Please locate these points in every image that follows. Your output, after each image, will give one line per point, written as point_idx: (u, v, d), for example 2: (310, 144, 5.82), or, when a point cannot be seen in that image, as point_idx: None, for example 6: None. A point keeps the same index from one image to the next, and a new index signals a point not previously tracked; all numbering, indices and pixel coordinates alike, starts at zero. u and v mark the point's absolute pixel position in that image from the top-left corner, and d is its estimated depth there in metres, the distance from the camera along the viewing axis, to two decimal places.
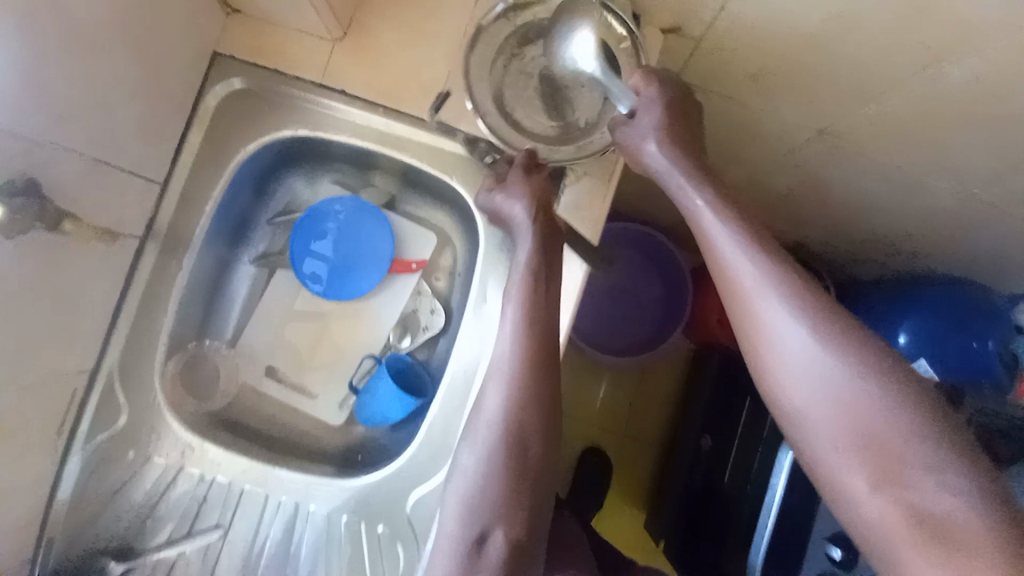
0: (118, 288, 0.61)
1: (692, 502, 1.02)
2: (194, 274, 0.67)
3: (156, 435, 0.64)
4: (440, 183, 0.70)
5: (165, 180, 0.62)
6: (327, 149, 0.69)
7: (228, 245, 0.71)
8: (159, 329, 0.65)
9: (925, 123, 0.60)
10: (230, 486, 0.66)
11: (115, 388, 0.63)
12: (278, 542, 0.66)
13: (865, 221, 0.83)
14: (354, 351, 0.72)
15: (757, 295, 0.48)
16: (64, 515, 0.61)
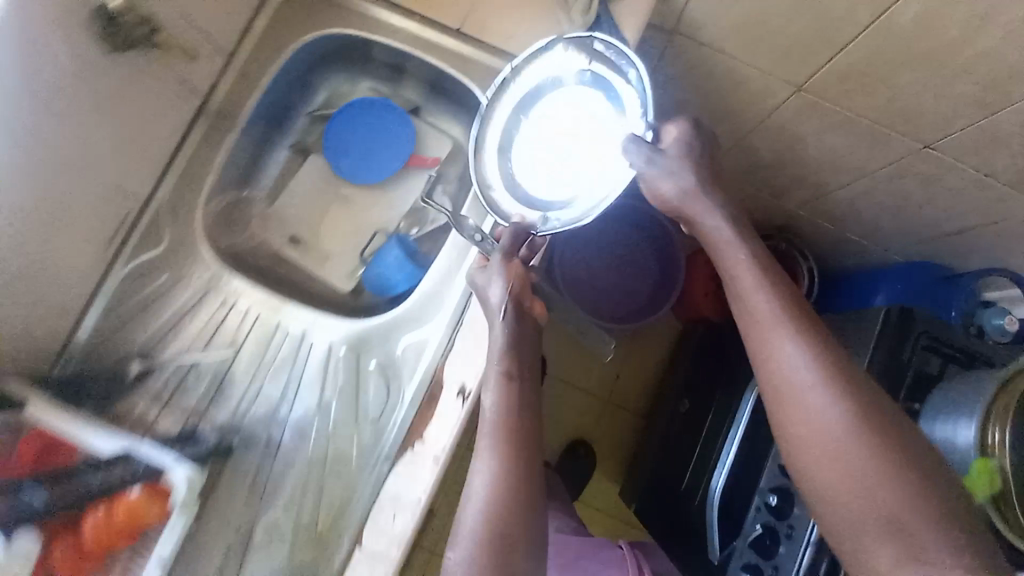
0: (173, 145, 0.65)
1: (666, 464, 1.07)
2: (241, 142, 0.70)
3: (189, 263, 0.66)
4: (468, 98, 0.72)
5: (226, 59, 0.66)
6: (369, 52, 0.72)
7: (269, 129, 0.74)
8: (201, 181, 0.67)
9: (907, 108, 0.70)
10: (246, 316, 0.66)
11: (156, 224, 0.65)
12: (278, 375, 0.65)
13: (869, 198, 0.89)
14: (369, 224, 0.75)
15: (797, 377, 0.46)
16: (86, 327, 0.62)
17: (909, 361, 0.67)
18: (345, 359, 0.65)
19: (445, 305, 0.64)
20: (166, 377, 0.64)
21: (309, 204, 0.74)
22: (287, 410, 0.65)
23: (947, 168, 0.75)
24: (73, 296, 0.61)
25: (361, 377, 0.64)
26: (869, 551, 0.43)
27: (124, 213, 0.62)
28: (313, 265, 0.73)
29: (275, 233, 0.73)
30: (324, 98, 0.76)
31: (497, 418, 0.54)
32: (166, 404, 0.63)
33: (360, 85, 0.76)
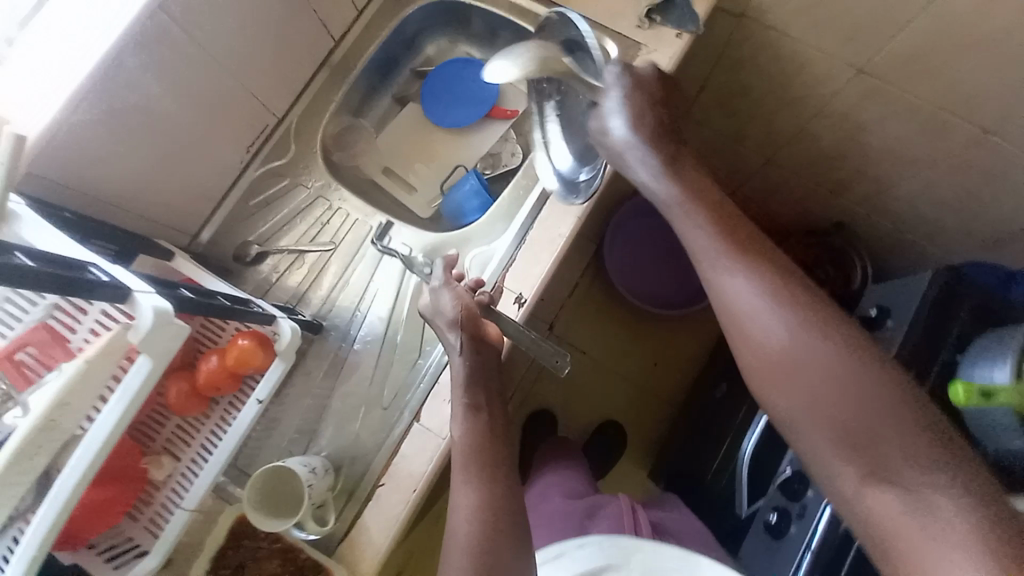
0: (299, 86, 0.79)
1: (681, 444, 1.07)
2: (354, 90, 0.83)
3: (306, 172, 0.81)
4: None
5: (350, 20, 0.80)
6: (471, 18, 0.83)
7: (379, 79, 0.86)
8: (322, 116, 0.81)
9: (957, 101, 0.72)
10: (346, 220, 0.81)
11: (283, 143, 0.80)
12: (365, 271, 0.79)
13: (930, 201, 0.89)
14: (447, 164, 0.87)
15: (730, 285, 0.49)
16: (225, 215, 0.78)
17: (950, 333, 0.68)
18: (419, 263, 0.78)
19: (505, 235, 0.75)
20: (275, 263, 0.79)
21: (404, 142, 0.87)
22: (368, 302, 0.78)
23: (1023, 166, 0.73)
24: (215, 191, 0.76)
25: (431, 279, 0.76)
26: (839, 478, 0.44)
27: (257, 132, 0.78)
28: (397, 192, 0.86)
29: (372, 163, 0.86)
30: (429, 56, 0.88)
31: (463, 381, 0.62)
32: (275, 284, 0.79)
33: (459, 48, 0.88)
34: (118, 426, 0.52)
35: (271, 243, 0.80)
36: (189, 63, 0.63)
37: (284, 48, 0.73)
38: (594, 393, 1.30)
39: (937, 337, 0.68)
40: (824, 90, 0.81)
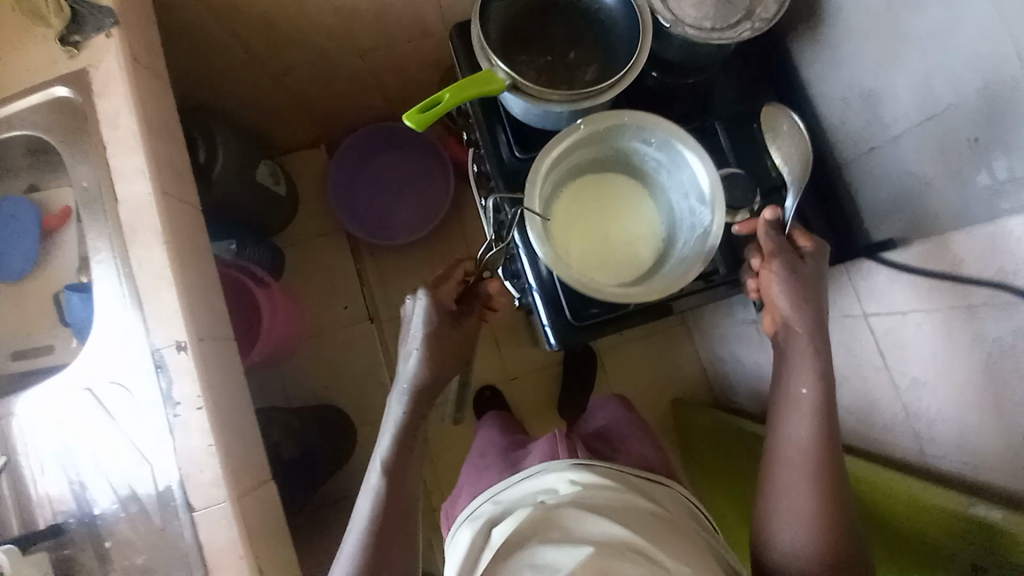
0: (77, 241, 0.80)
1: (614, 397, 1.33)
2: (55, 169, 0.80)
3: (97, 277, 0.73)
4: (509, 63, 0.61)
5: (24, 134, 0.77)
6: (82, 20, 0.73)
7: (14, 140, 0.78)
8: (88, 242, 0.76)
9: (615, 24, 0.63)
10: (137, 355, 0.69)
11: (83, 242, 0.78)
12: (156, 373, 0.68)
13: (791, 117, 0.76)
14: (147, 272, 0.70)
15: (795, 420, 0.66)
16: (39, 354, 0.78)
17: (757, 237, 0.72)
18: (169, 420, 0.67)
19: (156, 293, 0.69)
20: (113, 381, 0.69)
21: (105, 222, 0.72)
22: (157, 390, 0.68)
23: (879, 51, 0.62)
24: (53, 315, 0.79)
25: (170, 402, 0.67)
26: None
27: (63, 279, 0.79)
28: (127, 265, 0.70)
29: (109, 252, 0.71)
30: (49, 36, 0.74)
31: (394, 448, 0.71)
32: (106, 399, 0.69)
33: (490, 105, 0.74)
34: (50, 509, 0.69)
35: (85, 372, 0.70)
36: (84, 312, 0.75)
37: (99, 157, 0.72)
38: (643, 383, 1.44)
39: (845, 173, 0.72)
40: (566, 61, 0.63)
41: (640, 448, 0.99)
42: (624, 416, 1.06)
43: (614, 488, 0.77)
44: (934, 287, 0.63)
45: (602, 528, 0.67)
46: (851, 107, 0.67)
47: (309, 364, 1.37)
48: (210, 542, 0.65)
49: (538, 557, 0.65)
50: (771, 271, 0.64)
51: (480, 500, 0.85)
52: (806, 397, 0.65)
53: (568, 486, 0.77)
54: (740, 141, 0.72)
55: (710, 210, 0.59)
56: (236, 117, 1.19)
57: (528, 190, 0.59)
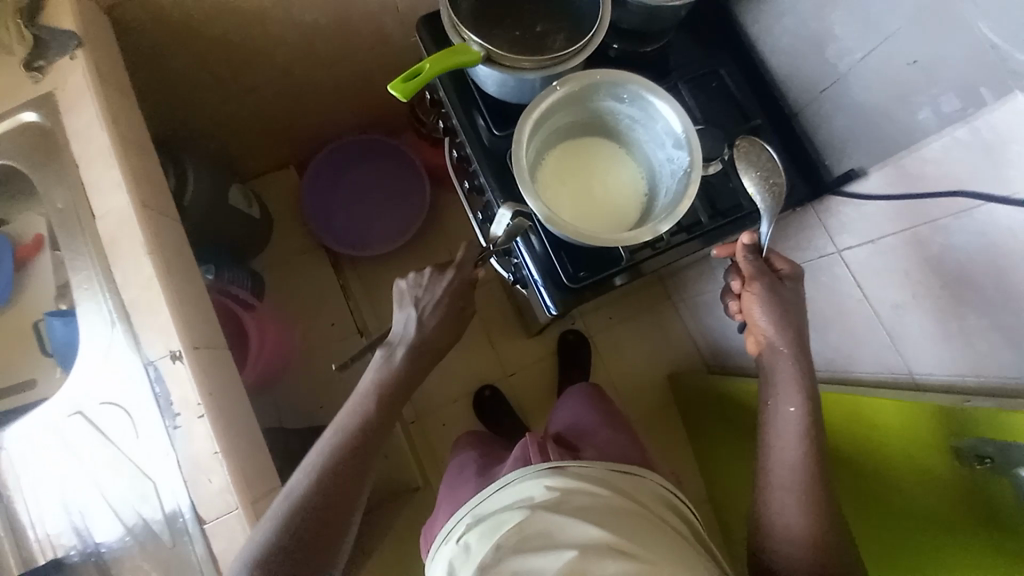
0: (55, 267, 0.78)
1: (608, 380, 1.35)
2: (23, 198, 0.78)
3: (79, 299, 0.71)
4: (481, 36, 0.64)
5: None
6: (43, 45, 0.72)
7: None
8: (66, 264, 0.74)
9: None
10: (128, 372, 0.66)
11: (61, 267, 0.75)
12: (150, 387, 0.65)
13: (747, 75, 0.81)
14: (133, 285, 0.68)
15: (783, 412, 0.68)
16: (22, 388, 0.75)
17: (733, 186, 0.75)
18: (169, 434, 0.65)
19: (145, 306, 0.67)
20: (105, 402, 0.66)
21: (85, 241, 0.70)
22: (153, 405, 0.65)
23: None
24: (33, 346, 0.76)
25: (168, 415, 0.65)
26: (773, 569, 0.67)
27: (42, 306, 0.77)
28: (112, 281, 0.68)
29: (91, 270, 0.69)
30: (9, 64, 0.73)
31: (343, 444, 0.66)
32: (99, 421, 0.66)
33: (465, 88, 0.77)
34: (45, 545, 0.65)
35: (75, 396, 0.67)
36: (67, 337, 0.72)
37: (74, 178, 0.71)
38: (637, 363, 1.46)
39: (802, 118, 0.77)
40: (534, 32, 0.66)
41: (613, 441, 0.92)
42: (597, 416, 0.98)
43: (593, 491, 0.73)
44: (900, 208, 0.67)
45: (584, 535, 0.66)
46: (798, 55, 0.73)
47: (301, 385, 1.34)
48: (224, 553, 0.62)
49: (519, 565, 0.63)
50: (753, 296, 0.68)
51: (460, 514, 0.79)
52: (794, 415, 0.68)
53: (544, 492, 0.73)
54: (704, 99, 0.77)
55: (687, 152, 0.62)
56: (205, 142, 1.19)
57: (515, 148, 0.61)
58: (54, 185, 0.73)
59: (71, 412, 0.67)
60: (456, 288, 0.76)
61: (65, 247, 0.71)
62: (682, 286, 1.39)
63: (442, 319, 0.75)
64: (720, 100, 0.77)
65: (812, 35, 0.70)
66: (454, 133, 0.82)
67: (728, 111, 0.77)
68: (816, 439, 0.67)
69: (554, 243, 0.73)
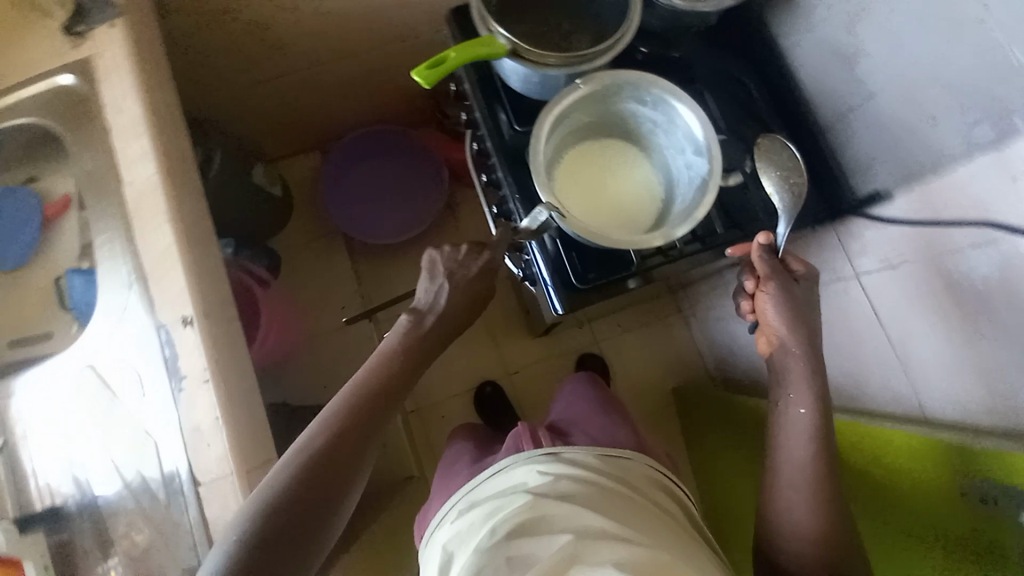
0: (78, 225, 0.80)
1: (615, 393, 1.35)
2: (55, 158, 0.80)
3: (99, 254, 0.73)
4: (508, 28, 0.64)
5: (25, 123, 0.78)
6: (85, 12, 0.75)
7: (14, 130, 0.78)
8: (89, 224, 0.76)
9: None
10: (141, 332, 0.68)
11: (84, 227, 0.78)
12: (161, 348, 0.67)
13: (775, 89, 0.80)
14: (150, 249, 0.69)
15: (791, 406, 0.67)
16: (37, 340, 0.77)
17: (750, 199, 0.74)
18: (174, 396, 0.66)
19: (159, 270, 0.69)
20: (115, 359, 0.68)
21: (109, 203, 0.72)
22: (162, 365, 0.67)
23: (851, 17, 0.67)
24: (51, 300, 0.78)
25: (175, 377, 0.66)
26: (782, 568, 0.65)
27: (64, 262, 0.79)
28: (130, 243, 0.70)
29: (112, 231, 0.71)
30: (52, 28, 0.75)
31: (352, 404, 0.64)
32: (108, 377, 0.68)
33: (489, 82, 0.78)
34: (43, 495, 0.67)
35: (87, 351, 0.69)
36: (83, 294, 0.75)
37: (105, 142, 0.74)
38: (642, 371, 1.44)
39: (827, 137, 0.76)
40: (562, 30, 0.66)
41: (606, 428, 0.90)
42: (592, 400, 0.97)
43: (585, 478, 0.74)
44: (925, 234, 0.66)
45: (579, 519, 0.66)
46: (828, 72, 0.72)
47: (306, 364, 1.36)
48: (216, 518, 0.63)
49: (515, 550, 0.62)
50: (765, 295, 0.67)
51: (456, 497, 0.80)
52: (804, 417, 0.67)
53: (538, 478, 0.74)
54: (729, 109, 0.76)
55: (706, 160, 0.61)
56: (233, 119, 1.21)
57: (533, 143, 0.61)
58: (84, 146, 0.75)
59: (84, 366, 0.69)
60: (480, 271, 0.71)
61: (91, 207, 0.74)
62: (695, 299, 1.37)
63: (460, 307, 0.70)
64: (746, 113, 0.76)
65: (843, 53, 0.69)
66: (474, 125, 0.83)
67: (752, 124, 0.76)
68: (824, 453, 0.66)
69: (565, 242, 0.73)
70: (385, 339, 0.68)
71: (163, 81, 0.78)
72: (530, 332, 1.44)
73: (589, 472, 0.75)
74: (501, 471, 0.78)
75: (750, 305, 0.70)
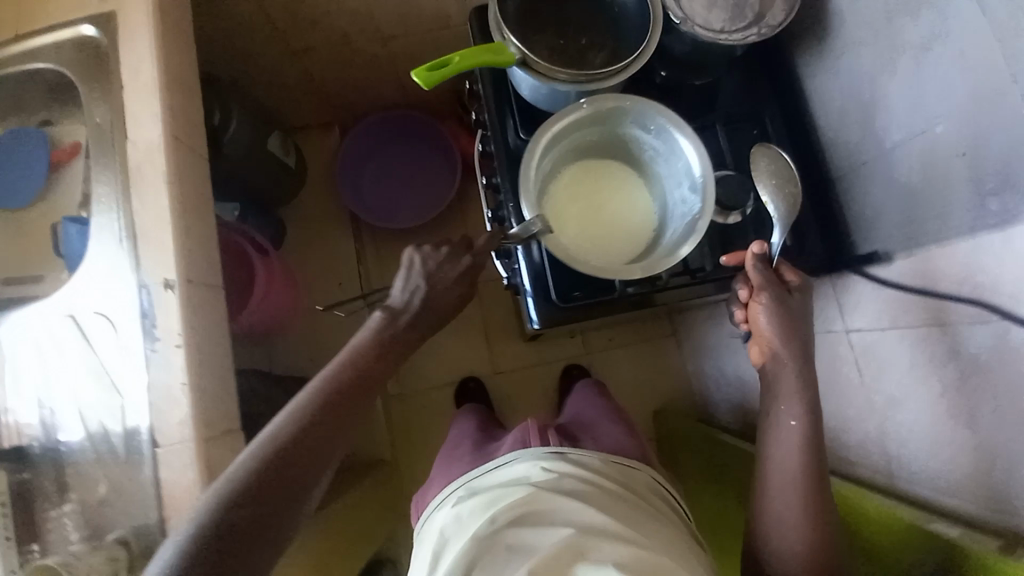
0: (83, 174, 0.81)
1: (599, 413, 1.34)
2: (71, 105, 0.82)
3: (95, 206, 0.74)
4: (521, 36, 0.63)
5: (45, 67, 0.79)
6: None
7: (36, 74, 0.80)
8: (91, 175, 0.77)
9: (627, 15, 0.65)
10: (124, 288, 0.69)
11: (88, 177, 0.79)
12: (139, 308, 0.68)
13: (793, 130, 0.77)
14: (143, 209, 0.70)
15: (783, 420, 0.66)
16: (29, 281, 0.80)
17: (748, 240, 0.72)
18: (145, 356, 0.67)
19: (148, 230, 0.69)
20: (96, 312, 0.70)
21: (112, 157, 0.73)
22: (138, 324, 0.68)
23: (878, 69, 0.64)
24: (48, 244, 0.80)
25: (149, 337, 0.67)
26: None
27: (65, 209, 0.81)
28: (126, 200, 0.71)
29: (110, 185, 0.73)
30: None
31: (326, 395, 0.64)
32: (87, 328, 0.70)
33: (502, 86, 0.77)
34: (15, 432, 0.70)
35: (72, 299, 0.71)
36: (76, 244, 0.76)
37: (117, 97, 0.75)
38: (628, 390, 1.43)
39: (838, 187, 0.73)
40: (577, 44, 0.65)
41: (615, 437, 0.89)
42: (603, 412, 0.97)
43: (589, 479, 0.73)
44: (914, 302, 0.64)
45: (583, 514, 0.66)
46: (847, 121, 0.70)
47: (296, 336, 1.38)
48: (170, 481, 0.65)
49: (514, 538, 0.64)
50: (759, 305, 0.65)
51: (453, 485, 0.79)
52: (795, 429, 0.65)
53: (541, 474, 0.73)
54: (741, 145, 0.74)
55: (699, 198, 0.60)
56: (256, 86, 1.22)
57: (526, 157, 0.61)
58: (97, 98, 0.76)
59: (66, 315, 0.71)
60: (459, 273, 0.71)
61: (95, 159, 0.75)
62: (690, 326, 1.35)
63: (438, 304, 0.71)
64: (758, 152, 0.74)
65: (865, 105, 0.66)
66: (483, 126, 0.82)
67: None
68: (812, 497, 0.64)
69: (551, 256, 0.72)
70: (356, 336, 0.68)
71: (182, 43, 0.79)
72: (520, 335, 1.44)
73: (593, 476, 0.74)
74: (507, 466, 0.76)
75: (744, 314, 0.68)
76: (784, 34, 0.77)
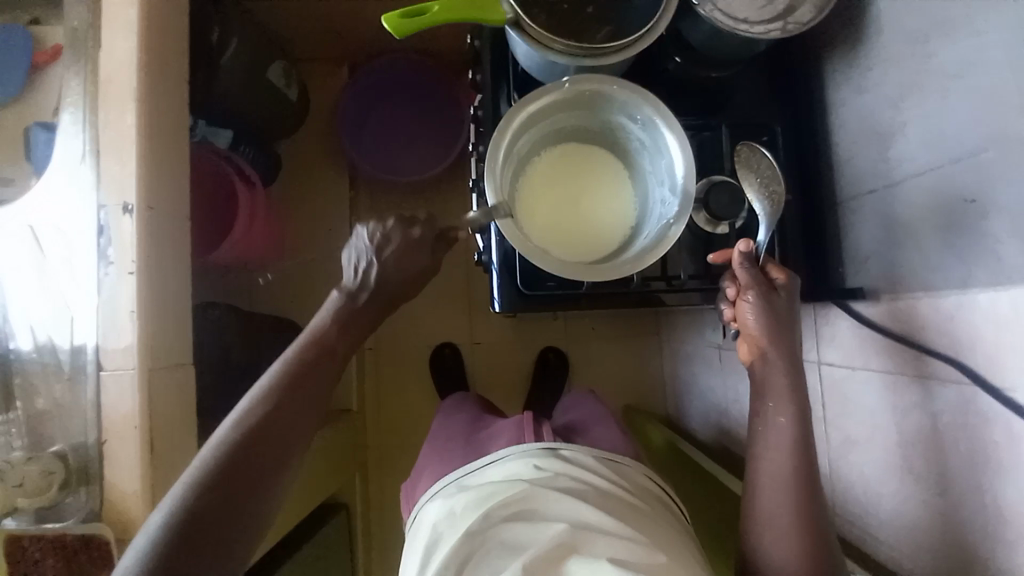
0: (60, 81, 0.78)
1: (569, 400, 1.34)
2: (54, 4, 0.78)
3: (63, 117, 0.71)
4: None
5: None
6: None
7: None
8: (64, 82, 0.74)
9: None
10: (83, 207, 0.67)
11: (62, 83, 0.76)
12: (95, 230, 0.66)
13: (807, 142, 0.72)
14: (109, 127, 0.67)
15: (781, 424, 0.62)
16: None
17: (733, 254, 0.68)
18: (97, 279, 0.66)
19: (112, 150, 0.67)
20: (53, 228, 0.68)
21: (83, 67, 0.70)
22: (93, 246, 0.66)
23: (904, 89, 0.58)
24: (19, 149, 0.78)
25: (102, 261, 0.66)
26: None
27: (39, 115, 0.78)
28: (93, 115, 0.68)
29: (79, 96, 0.69)
30: None
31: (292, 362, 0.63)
32: (43, 242, 0.69)
33: (501, 48, 0.71)
34: None
35: (32, 211, 0.69)
36: (44, 154, 0.74)
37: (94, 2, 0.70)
38: (604, 381, 1.42)
39: (839, 211, 0.68)
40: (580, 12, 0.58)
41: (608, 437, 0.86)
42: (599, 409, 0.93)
43: (584, 478, 0.71)
44: (890, 347, 0.60)
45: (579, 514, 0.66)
46: (862, 142, 0.64)
47: (279, 276, 1.37)
48: (111, 408, 0.65)
49: (506, 535, 0.64)
50: (745, 304, 0.61)
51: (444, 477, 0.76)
52: (784, 425, 0.62)
53: (535, 471, 0.71)
54: None
55: (678, 200, 0.57)
56: (262, 10, 1.16)
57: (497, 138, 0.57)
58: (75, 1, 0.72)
59: (24, 225, 0.70)
60: (415, 240, 0.68)
61: (66, 66, 0.71)
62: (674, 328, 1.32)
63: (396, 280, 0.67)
64: None
65: (884, 127, 0.61)
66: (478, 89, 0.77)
67: None
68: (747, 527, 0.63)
69: None
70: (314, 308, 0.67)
71: None
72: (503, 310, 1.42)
73: (588, 477, 0.71)
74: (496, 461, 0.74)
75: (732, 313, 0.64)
76: (816, 34, 0.69)
